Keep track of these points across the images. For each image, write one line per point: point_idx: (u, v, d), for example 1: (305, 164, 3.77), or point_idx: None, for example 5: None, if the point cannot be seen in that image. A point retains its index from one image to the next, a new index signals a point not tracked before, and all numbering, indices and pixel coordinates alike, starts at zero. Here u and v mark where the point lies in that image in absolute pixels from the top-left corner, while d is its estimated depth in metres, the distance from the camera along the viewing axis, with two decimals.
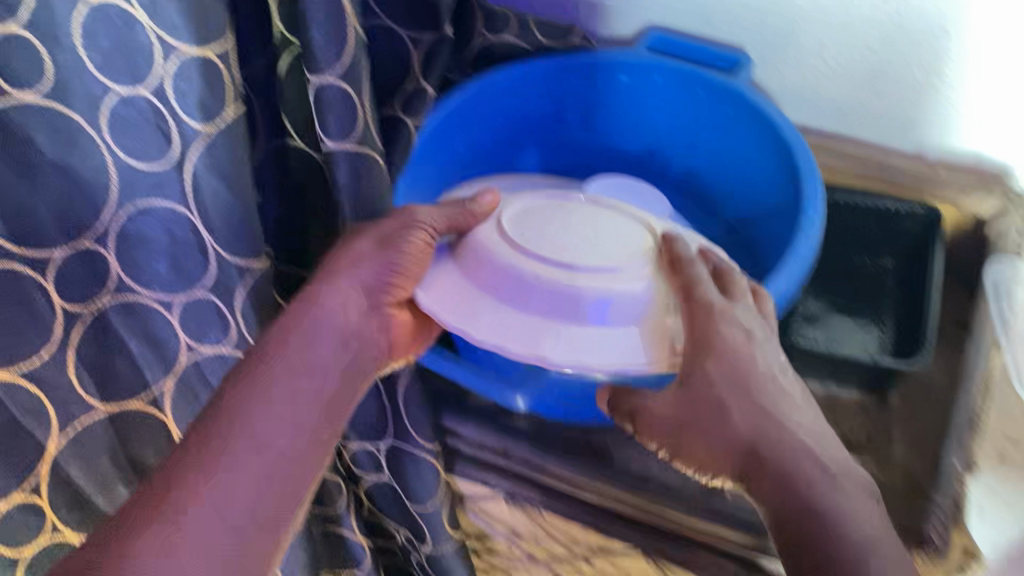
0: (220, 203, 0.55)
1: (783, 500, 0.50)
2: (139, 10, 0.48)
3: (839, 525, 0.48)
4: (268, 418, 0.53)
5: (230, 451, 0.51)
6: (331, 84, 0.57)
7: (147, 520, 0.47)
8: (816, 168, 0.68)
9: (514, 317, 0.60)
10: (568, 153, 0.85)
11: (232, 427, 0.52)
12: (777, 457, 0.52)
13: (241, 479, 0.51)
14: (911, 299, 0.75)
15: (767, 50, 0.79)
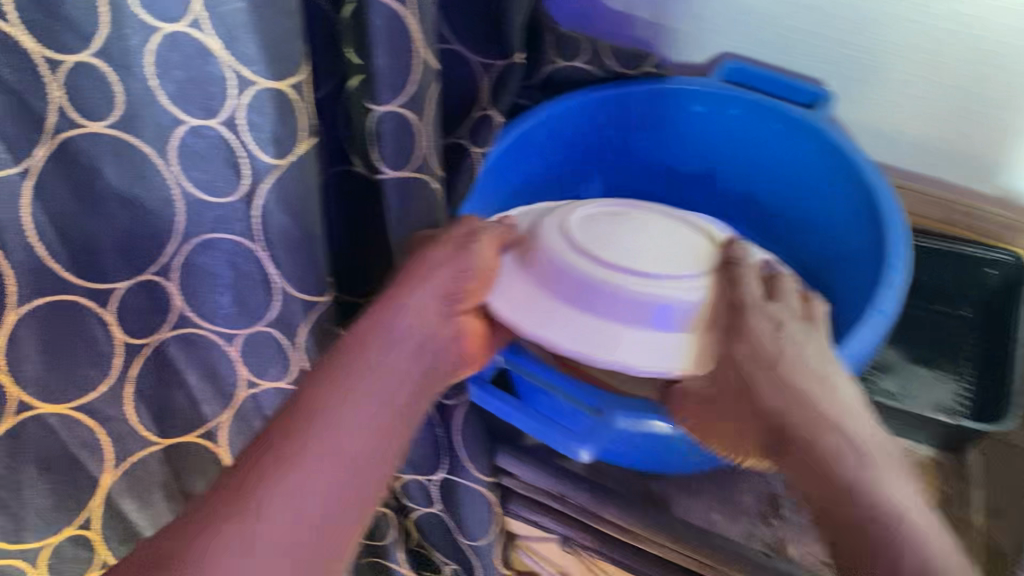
0: (287, 238, 0.52)
1: (827, 499, 0.50)
2: (216, 42, 0.45)
3: (892, 529, 0.46)
4: (349, 417, 0.47)
5: (302, 455, 0.43)
6: (389, 113, 0.55)
7: (216, 521, 0.40)
8: (902, 215, 0.64)
9: (577, 320, 0.61)
10: (634, 181, 0.83)
11: (308, 425, 0.45)
12: (819, 451, 0.52)
13: (317, 482, 0.43)
14: (993, 351, 0.73)
15: (849, 83, 0.76)
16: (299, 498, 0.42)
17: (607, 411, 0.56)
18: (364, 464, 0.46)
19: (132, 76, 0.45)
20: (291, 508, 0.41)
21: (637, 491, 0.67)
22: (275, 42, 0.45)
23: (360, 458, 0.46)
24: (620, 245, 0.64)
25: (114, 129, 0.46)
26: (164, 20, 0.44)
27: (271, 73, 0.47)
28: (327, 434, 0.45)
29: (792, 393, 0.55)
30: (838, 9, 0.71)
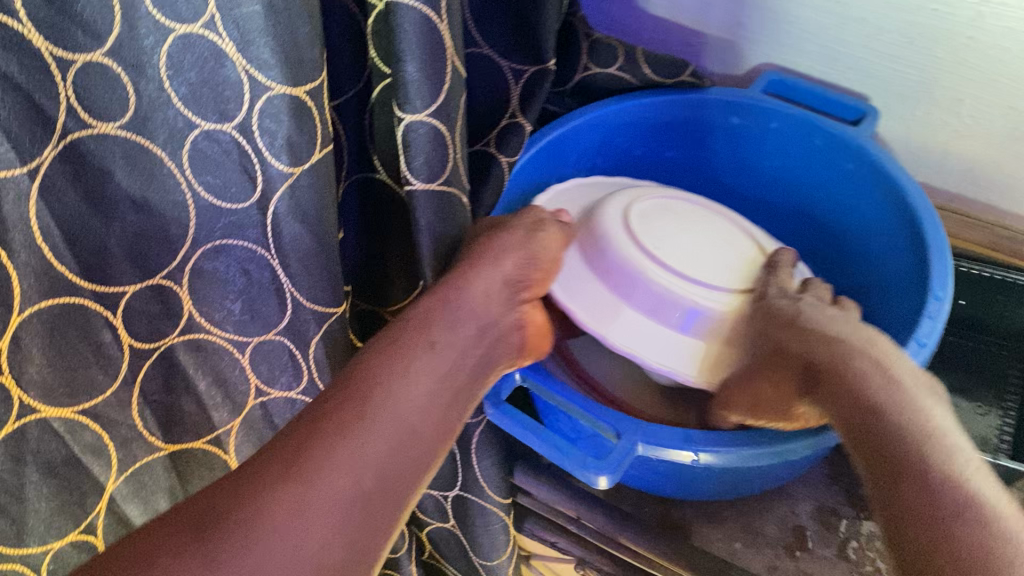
0: (302, 246, 0.52)
1: (857, 422, 0.51)
2: (230, 46, 0.44)
3: (915, 443, 0.48)
4: (403, 391, 0.50)
5: (356, 426, 0.46)
6: (421, 121, 0.53)
7: (276, 477, 0.43)
8: (947, 247, 0.61)
9: (615, 304, 0.65)
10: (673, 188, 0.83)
11: (368, 397, 0.48)
12: (849, 381, 0.54)
13: (369, 453, 0.46)
14: None
15: (895, 99, 0.73)
16: (351, 467, 0.44)
17: (627, 440, 0.54)
18: (411, 437, 0.48)
19: (147, 78, 0.43)
20: (343, 475, 0.44)
21: (653, 515, 0.65)
22: (290, 52, 0.45)
23: (410, 433, 0.48)
24: (664, 236, 0.68)
25: (124, 129, 0.44)
26: (178, 21, 0.42)
27: (287, 78, 0.46)
28: (380, 408, 0.48)
29: (824, 339, 0.58)
30: (886, 22, 0.68)
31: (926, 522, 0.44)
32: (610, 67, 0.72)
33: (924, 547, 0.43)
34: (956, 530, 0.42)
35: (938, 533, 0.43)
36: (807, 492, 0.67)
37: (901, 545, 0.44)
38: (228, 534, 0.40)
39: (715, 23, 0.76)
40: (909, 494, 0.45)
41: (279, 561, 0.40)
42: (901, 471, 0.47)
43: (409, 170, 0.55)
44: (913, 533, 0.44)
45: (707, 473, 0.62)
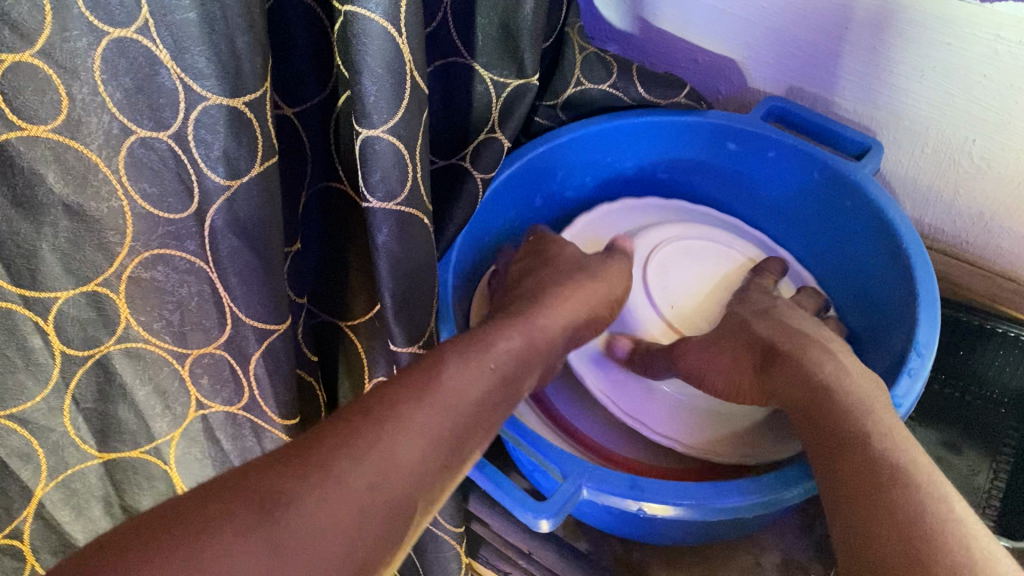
0: (239, 261, 0.49)
1: (812, 401, 0.54)
2: (165, 53, 0.41)
3: (863, 418, 0.50)
4: (463, 381, 0.46)
5: (418, 415, 0.43)
6: (378, 137, 0.50)
7: (342, 459, 0.39)
8: (938, 300, 0.58)
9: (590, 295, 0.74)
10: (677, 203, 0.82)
11: (427, 384, 0.45)
12: (806, 368, 0.56)
13: (430, 445, 0.42)
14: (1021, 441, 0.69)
15: (903, 133, 0.69)
16: (415, 460, 0.41)
17: (572, 482, 0.52)
18: (471, 433, 0.45)
19: (78, 80, 0.40)
20: (407, 467, 0.41)
21: (611, 557, 0.66)
22: (228, 60, 0.42)
23: (471, 432, 0.45)
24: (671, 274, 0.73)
25: (55, 132, 0.41)
26: (111, 25, 0.39)
27: (225, 89, 0.43)
28: (446, 395, 0.45)
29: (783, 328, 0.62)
30: (897, 54, 0.64)
31: (869, 480, 0.45)
32: (603, 83, 0.71)
33: (862, 501, 0.44)
34: (892, 487, 0.44)
35: (877, 489, 0.44)
36: (775, 541, 0.65)
37: (841, 504, 0.45)
38: (292, 515, 0.36)
39: (721, 42, 0.73)
40: (852, 459, 0.47)
41: (339, 551, 0.37)
42: (845, 441, 0.49)
43: (369, 190, 0.52)
44: (850, 492, 0.45)
45: (669, 530, 0.59)
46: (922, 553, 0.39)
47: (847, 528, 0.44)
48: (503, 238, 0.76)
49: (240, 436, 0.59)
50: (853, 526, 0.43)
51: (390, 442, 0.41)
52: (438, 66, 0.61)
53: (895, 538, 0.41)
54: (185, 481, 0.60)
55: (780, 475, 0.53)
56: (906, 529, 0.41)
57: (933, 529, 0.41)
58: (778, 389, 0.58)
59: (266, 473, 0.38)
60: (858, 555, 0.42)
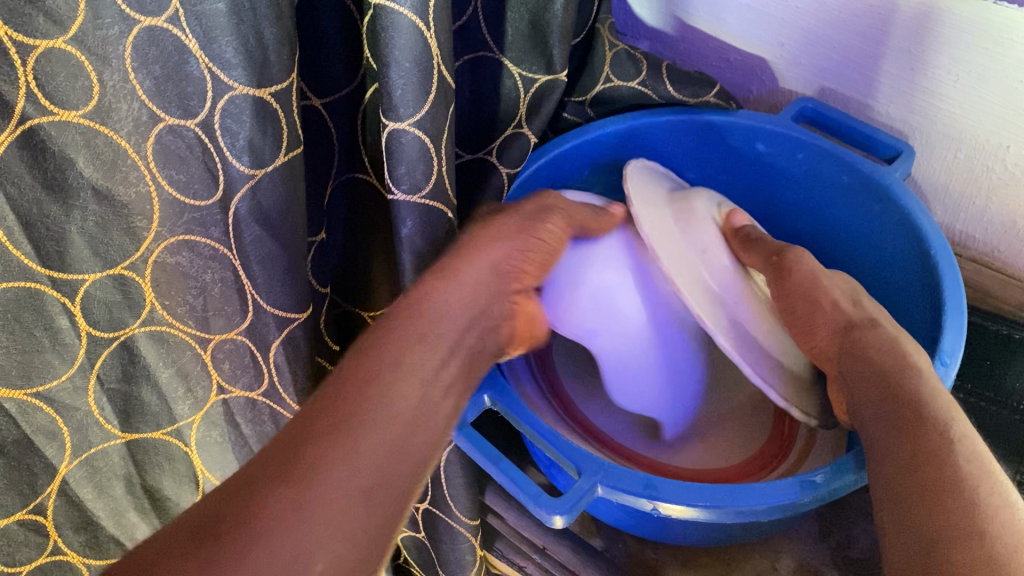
0: (263, 248, 0.51)
1: (889, 371, 0.51)
2: (194, 43, 0.42)
3: (925, 393, 0.49)
4: (400, 386, 0.45)
5: (350, 425, 0.42)
6: (405, 130, 0.50)
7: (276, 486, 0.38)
8: (965, 309, 0.57)
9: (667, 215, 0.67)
10: None
11: (366, 384, 0.44)
12: (894, 340, 0.54)
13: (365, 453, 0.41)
14: None
15: (935, 135, 0.68)
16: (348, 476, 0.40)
17: (586, 478, 0.51)
18: None
19: (110, 65, 0.40)
20: (344, 474, 0.40)
21: (624, 553, 0.66)
22: (254, 51, 0.44)
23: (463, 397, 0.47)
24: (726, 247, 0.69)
25: (86, 118, 0.41)
26: (141, 13, 0.40)
27: (252, 79, 0.44)
28: (378, 380, 0.45)
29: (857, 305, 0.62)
30: (934, 57, 0.63)
31: (927, 454, 0.44)
32: (632, 80, 0.71)
33: (921, 474, 0.43)
34: (956, 465, 0.43)
35: (946, 467, 0.43)
36: (791, 545, 0.64)
37: (894, 468, 0.45)
38: (224, 545, 0.35)
39: (754, 42, 0.73)
40: (909, 432, 0.46)
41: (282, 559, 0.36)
42: (912, 420, 0.47)
43: (394, 181, 0.53)
44: (905, 463, 0.45)
45: (678, 532, 0.60)
46: (986, 535, 0.39)
47: (900, 499, 0.43)
48: None
49: (260, 422, 0.61)
50: (909, 497, 0.43)
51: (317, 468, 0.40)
52: (468, 60, 0.63)
53: (960, 520, 0.40)
54: (203, 464, 0.61)
55: (803, 480, 0.51)
56: (970, 509, 0.41)
57: (994, 517, 0.40)
58: (842, 356, 0.57)
59: (197, 514, 0.37)
60: (910, 527, 0.42)
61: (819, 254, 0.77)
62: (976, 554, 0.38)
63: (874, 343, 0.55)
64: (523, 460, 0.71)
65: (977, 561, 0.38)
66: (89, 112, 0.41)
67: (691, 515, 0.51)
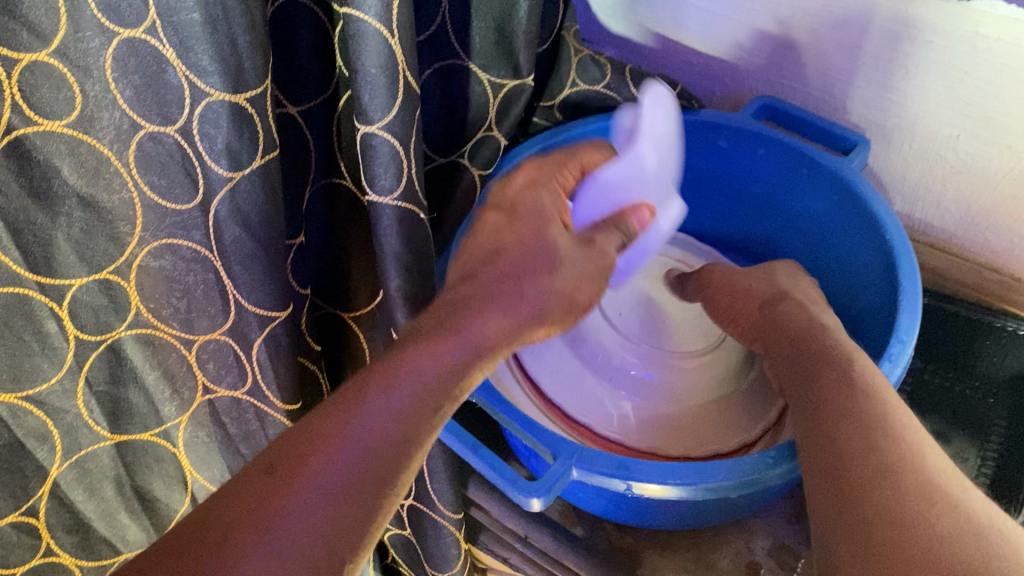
0: (242, 248, 0.53)
1: (809, 344, 0.57)
2: (171, 51, 0.44)
3: (850, 353, 0.53)
4: (400, 406, 0.38)
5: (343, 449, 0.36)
6: (376, 134, 0.52)
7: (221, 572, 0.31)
8: (919, 288, 0.60)
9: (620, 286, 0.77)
10: None
11: (372, 384, 0.39)
12: (812, 319, 0.60)
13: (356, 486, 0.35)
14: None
15: (889, 128, 0.71)
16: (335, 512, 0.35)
17: (562, 462, 0.53)
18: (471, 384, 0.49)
19: (91, 76, 0.42)
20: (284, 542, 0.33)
21: (605, 540, 0.68)
22: (230, 58, 0.46)
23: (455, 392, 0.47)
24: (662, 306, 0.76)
25: (70, 128, 0.42)
26: (121, 25, 0.41)
27: (228, 86, 0.46)
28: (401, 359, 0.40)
29: (795, 281, 0.67)
30: (884, 52, 0.65)
31: (843, 393, 0.49)
32: (597, 83, 0.73)
33: (837, 409, 0.48)
34: (861, 401, 0.47)
35: (850, 403, 0.47)
36: (766, 527, 0.67)
37: (811, 414, 0.49)
38: None
39: (713, 44, 0.75)
40: (828, 381, 0.51)
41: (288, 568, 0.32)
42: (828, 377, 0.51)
43: (371, 185, 0.55)
44: (823, 402, 0.49)
45: (653, 517, 0.62)
46: (876, 446, 0.43)
47: (815, 432, 0.48)
48: None
49: (244, 421, 0.62)
50: (821, 431, 0.47)
51: (265, 535, 0.33)
52: (438, 67, 0.65)
53: (856, 438, 0.44)
54: (192, 464, 0.63)
55: (766, 457, 0.54)
56: (873, 430, 0.45)
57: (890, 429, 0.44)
58: (765, 323, 0.63)
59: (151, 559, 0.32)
60: (824, 451, 0.46)
61: (784, 246, 0.79)
62: (872, 462, 0.42)
63: (787, 317, 0.61)
64: (505, 454, 0.73)
65: (872, 467, 0.42)
66: (72, 122, 0.42)
67: (669, 495, 0.53)
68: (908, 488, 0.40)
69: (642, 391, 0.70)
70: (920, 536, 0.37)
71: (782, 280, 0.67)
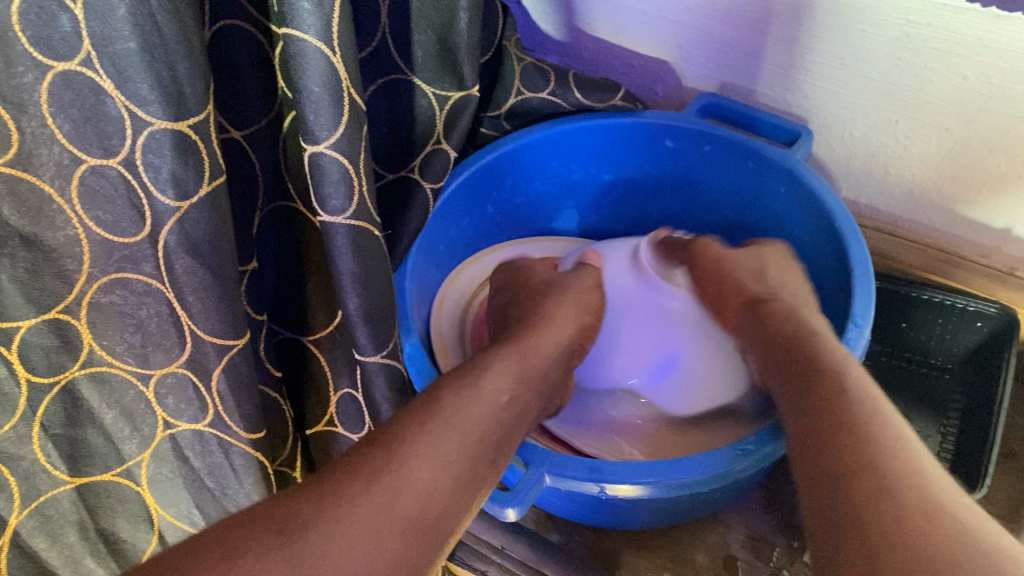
0: (194, 277, 0.51)
1: (810, 357, 0.56)
2: (108, 83, 0.42)
3: (835, 356, 0.55)
4: (461, 431, 0.50)
5: (421, 443, 0.48)
6: (324, 152, 0.52)
7: (328, 510, 0.43)
8: (871, 270, 0.62)
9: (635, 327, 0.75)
10: (607, 211, 0.87)
11: (435, 406, 0.51)
12: (807, 332, 0.59)
13: (435, 471, 0.47)
14: (975, 392, 0.75)
15: (830, 118, 0.72)
16: (414, 487, 0.46)
17: (534, 470, 0.55)
18: (513, 419, 0.54)
19: (26, 112, 0.41)
20: (378, 496, 0.44)
21: (584, 544, 0.69)
22: (171, 86, 0.44)
23: (501, 430, 0.53)
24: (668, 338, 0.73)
25: (7, 166, 0.42)
26: (54, 58, 0.40)
27: (169, 113, 0.45)
28: (462, 395, 0.53)
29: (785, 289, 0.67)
30: (820, 46, 0.67)
31: (835, 405, 0.50)
32: (541, 91, 0.74)
33: (831, 420, 0.49)
34: (874, 436, 0.47)
35: (861, 435, 0.47)
36: (739, 518, 0.69)
37: (816, 439, 0.49)
38: (302, 536, 0.41)
39: (652, 45, 0.76)
40: (825, 391, 0.52)
41: (373, 522, 0.43)
42: (834, 399, 0.51)
43: (322, 206, 0.54)
44: (812, 419, 0.51)
45: (625, 519, 0.63)
46: (889, 486, 0.44)
47: (817, 446, 0.49)
48: (446, 253, 0.79)
49: (208, 453, 0.60)
50: (827, 462, 0.47)
51: (352, 501, 0.44)
52: (380, 85, 0.65)
53: (865, 481, 0.45)
54: (158, 501, 0.62)
55: (736, 449, 0.55)
56: (877, 450, 0.46)
57: (911, 473, 0.44)
58: (757, 334, 0.63)
59: (268, 508, 0.44)
60: (822, 466, 0.47)
61: (732, 238, 0.82)
62: (871, 482, 0.44)
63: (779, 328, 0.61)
64: None
65: (872, 486, 0.44)
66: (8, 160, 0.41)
67: (640, 493, 0.54)
68: (910, 508, 0.42)
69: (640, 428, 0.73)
70: (924, 558, 0.40)
71: (746, 271, 0.69)
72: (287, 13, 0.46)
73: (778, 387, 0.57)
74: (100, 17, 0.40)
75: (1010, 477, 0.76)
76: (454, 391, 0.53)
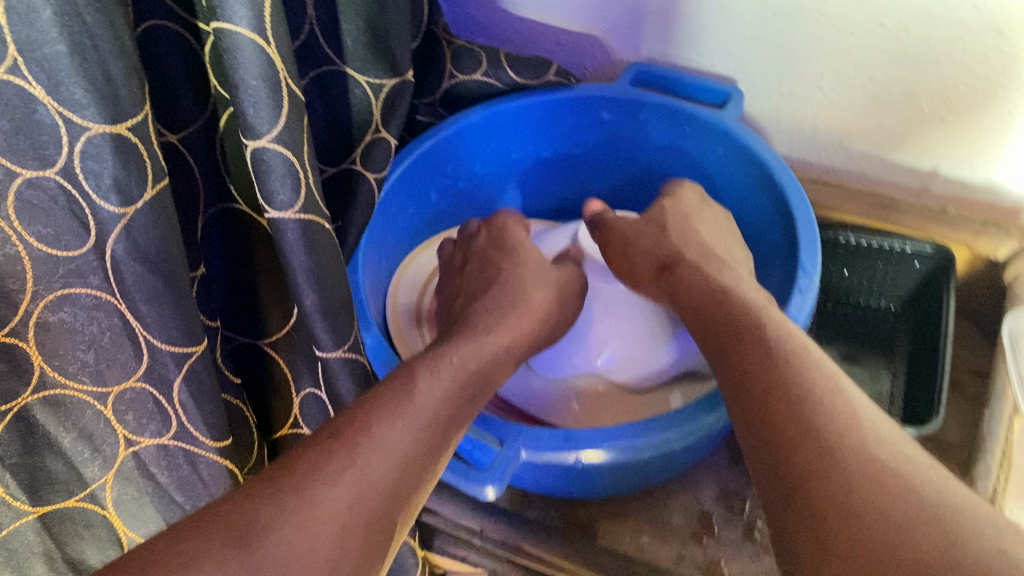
0: (146, 285, 0.50)
1: (736, 321, 0.58)
2: (40, 90, 0.40)
3: (763, 317, 0.57)
4: (410, 424, 0.49)
5: (373, 440, 0.47)
6: (266, 147, 0.50)
7: (282, 512, 0.42)
8: (813, 219, 0.64)
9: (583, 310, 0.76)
10: (548, 188, 0.88)
11: (384, 399, 0.50)
12: (735, 295, 0.61)
13: (384, 468, 0.46)
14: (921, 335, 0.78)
15: (757, 78, 0.74)
16: (363, 484, 0.45)
17: (509, 446, 0.55)
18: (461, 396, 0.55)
19: None
20: (340, 496, 0.44)
21: (561, 517, 0.70)
22: (104, 88, 0.42)
23: (451, 418, 0.53)
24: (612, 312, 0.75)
25: None
26: None
27: (106, 116, 0.43)
28: (410, 384, 0.52)
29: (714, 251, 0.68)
30: (742, 8, 0.68)
31: (767, 364, 0.52)
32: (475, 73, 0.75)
33: (768, 377, 0.51)
34: (811, 390, 0.49)
35: (802, 393, 0.49)
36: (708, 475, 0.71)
37: (756, 399, 0.51)
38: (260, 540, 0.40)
39: (578, 21, 0.77)
40: (756, 347, 0.54)
41: (326, 526, 0.42)
42: (769, 357, 0.53)
43: (269, 203, 0.53)
44: (747, 378, 0.53)
45: (596, 487, 0.64)
46: (829, 438, 0.46)
47: (754, 403, 0.51)
48: (395, 242, 0.79)
49: (175, 467, 0.58)
50: (769, 422, 0.49)
51: (305, 501, 0.43)
52: (313, 76, 0.63)
53: (807, 435, 0.46)
54: (125, 522, 0.60)
55: (699, 404, 0.57)
56: (809, 401, 0.48)
57: (851, 421, 0.46)
58: (683, 295, 0.65)
59: (214, 510, 0.42)
60: (768, 424, 0.49)
61: None
62: (811, 436, 0.46)
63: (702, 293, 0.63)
64: None
65: (812, 440, 0.46)
66: None
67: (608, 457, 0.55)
68: (853, 465, 0.44)
69: (599, 399, 0.73)
70: (868, 507, 0.42)
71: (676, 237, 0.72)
72: (217, 6, 0.45)
73: (710, 346, 0.59)
74: (24, 20, 0.38)
75: (959, 407, 0.80)
76: (401, 380, 0.52)
